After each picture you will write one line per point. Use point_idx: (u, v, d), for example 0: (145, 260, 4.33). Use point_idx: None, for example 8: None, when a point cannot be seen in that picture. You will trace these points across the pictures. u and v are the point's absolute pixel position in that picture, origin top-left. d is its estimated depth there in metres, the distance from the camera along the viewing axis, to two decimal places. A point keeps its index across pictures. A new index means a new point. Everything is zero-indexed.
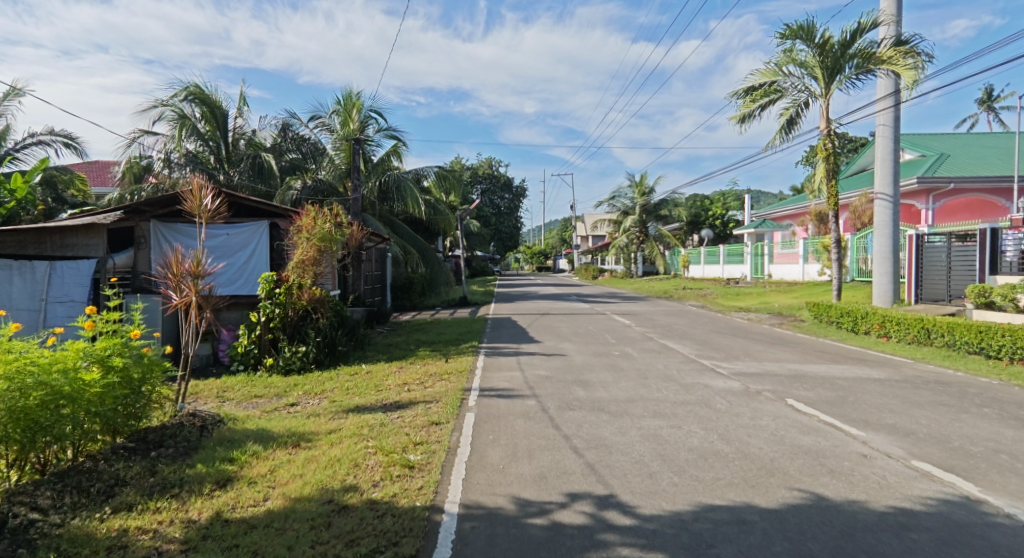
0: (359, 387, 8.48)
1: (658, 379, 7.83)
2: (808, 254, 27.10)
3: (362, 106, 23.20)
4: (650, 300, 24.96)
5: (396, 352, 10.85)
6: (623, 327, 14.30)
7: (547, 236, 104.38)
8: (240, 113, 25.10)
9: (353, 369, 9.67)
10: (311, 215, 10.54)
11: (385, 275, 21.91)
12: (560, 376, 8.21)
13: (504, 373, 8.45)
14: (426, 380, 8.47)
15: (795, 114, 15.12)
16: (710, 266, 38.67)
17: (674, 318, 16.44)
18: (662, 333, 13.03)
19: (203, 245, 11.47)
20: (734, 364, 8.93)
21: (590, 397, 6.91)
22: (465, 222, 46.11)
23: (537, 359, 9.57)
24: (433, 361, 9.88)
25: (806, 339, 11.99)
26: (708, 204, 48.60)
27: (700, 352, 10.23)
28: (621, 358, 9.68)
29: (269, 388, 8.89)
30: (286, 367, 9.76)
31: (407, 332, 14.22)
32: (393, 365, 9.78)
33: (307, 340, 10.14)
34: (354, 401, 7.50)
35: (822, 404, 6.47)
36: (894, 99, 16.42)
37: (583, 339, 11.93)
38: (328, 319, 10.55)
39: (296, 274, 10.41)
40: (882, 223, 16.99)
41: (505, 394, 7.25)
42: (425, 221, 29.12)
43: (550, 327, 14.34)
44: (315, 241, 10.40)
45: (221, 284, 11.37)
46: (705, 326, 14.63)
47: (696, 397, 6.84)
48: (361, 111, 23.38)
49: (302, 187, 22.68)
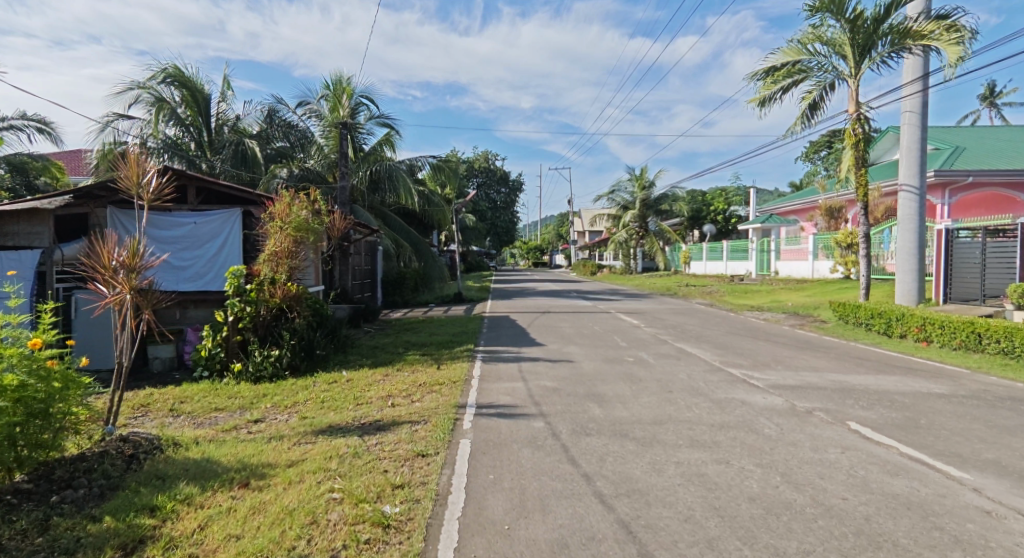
0: (336, 400, 7.29)
1: (685, 393, 6.70)
2: (818, 250, 26.00)
3: (352, 91, 22.04)
4: (654, 298, 23.85)
5: (384, 356, 9.69)
6: (632, 327, 13.14)
7: (543, 231, 103.28)
8: (222, 99, 24.02)
9: (332, 378, 8.50)
10: (286, 200, 9.26)
11: (374, 270, 20.78)
12: (569, 388, 7.06)
13: (503, 385, 7.28)
14: (414, 392, 7.29)
15: (818, 97, 14.27)
16: (713, 262, 37.60)
17: (685, 318, 15.30)
18: (676, 335, 11.89)
19: (167, 235, 10.25)
20: (769, 374, 7.80)
21: (609, 416, 5.76)
22: (461, 217, 44.92)
23: (541, 367, 8.41)
24: (424, 368, 8.71)
25: (837, 344, 10.92)
26: (709, 198, 47.59)
27: (725, 358, 9.10)
28: (636, 365, 8.54)
29: (234, 399, 7.72)
30: (256, 375, 8.59)
31: (398, 332, 13.11)
32: (377, 372, 8.60)
33: (281, 343, 8.95)
34: (327, 419, 6.31)
35: (891, 429, 5.35)
36: (922, 83, 15.75)
37: (590, 342, 10.79)
38: (306, 319, 9.38)
39: (268, 267, 9.17)
40: (908, 216, 16.19)
41: (505, 411, 6.07)
42: (418, 214, 27.97)
43: (552, 327, 13.19)
44: (291, 231, 9.15)
45: (185, 281, 10.21)
46: (721, 327, 13.46)
47: (735, 418, 5.71)
48: (351, 97, 22.18)
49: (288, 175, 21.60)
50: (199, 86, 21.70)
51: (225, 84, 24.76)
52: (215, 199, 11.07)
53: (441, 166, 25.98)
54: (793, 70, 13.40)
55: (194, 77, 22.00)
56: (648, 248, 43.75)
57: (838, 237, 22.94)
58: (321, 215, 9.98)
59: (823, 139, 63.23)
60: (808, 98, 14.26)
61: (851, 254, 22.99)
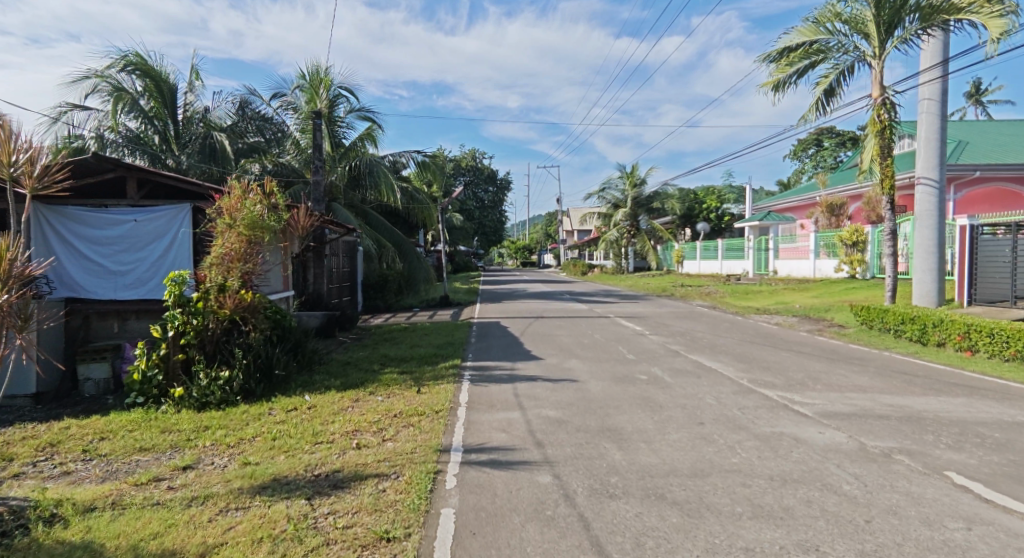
0: (291, 435, 5.94)
1: (721, 426, 5.42)
2: (820, 249, 24.88)
3: (330, 82, 20.76)
4: (652, 300, 22.59)
5: (356, 375, 8.39)
6: (635, 335, 11.86)
7: (531, 231, 102.07)
8: (189, 89, 23.15)
9: (291, 405, 7.17)
10: (236, 192, 7.81)
11: (354, 272, 19.54)
12: (578, 420, 5.76)
13: (495, 416, 5.98)
14: (386, 425, 5.97)
15: (834, 83, 13.12)
16: (707, 261, 36.55)
17: (690, 323, 14.05)
18: (687, 344, 10.62)
19: (107, 234, 8.97)
20: (813, 397, 6.55)
21: (636, 465, 4.47)
22: (447, 216, 43.57)
23: (541, 391, 7.11)
24: (402, 391, 7.37)
25: (869, 353, 9.72)
26: (700, 196, 46.60)
27: (751, 373, 7.86)
28: (653, 386, 7.26)
29: (168, 433, 6.36)
30: (200, 401, 7.25)
31: (378, 342, 11.78)
32: (346, 398, 7.28)
33: (232, 362, 7.62)
34: (273, 467, 4.95)
35: (1004, 480, 4.12)
36: (941, 70, 14.53)
37: (592, 355, 9.51)
38: (263, 333, 8.04)
39: (215, 274, 7.75)
40: (927, 212, 14.94)
41: (499, 458, 4.76)
42: (402, 212, 26.67)
43: (548, 335, 11.89)
44: (242, 230, 7.67)
45: (125, 288, 8.93)
46: (734, 333, 12.20)
47: (795, 463, 4.45)
48: (329, 88, 20.91)
49: (259, 172, 21.01)
50: (163, 76, 20.72)
51: (195, 74, 23.96)
52: (163, 192, 9.66)
53: (427, 163, 24.83)
54: (810, 50, 12.18)
55: (158, 66, 21.02)
56: (640, 247, 42.64)
57: (842, 235, 21.80)
58: (281, 211, 8.47)
59: (811, 136, 62.82)
60: (823, 84, 13.09)
61: (856, 253, 21.82)
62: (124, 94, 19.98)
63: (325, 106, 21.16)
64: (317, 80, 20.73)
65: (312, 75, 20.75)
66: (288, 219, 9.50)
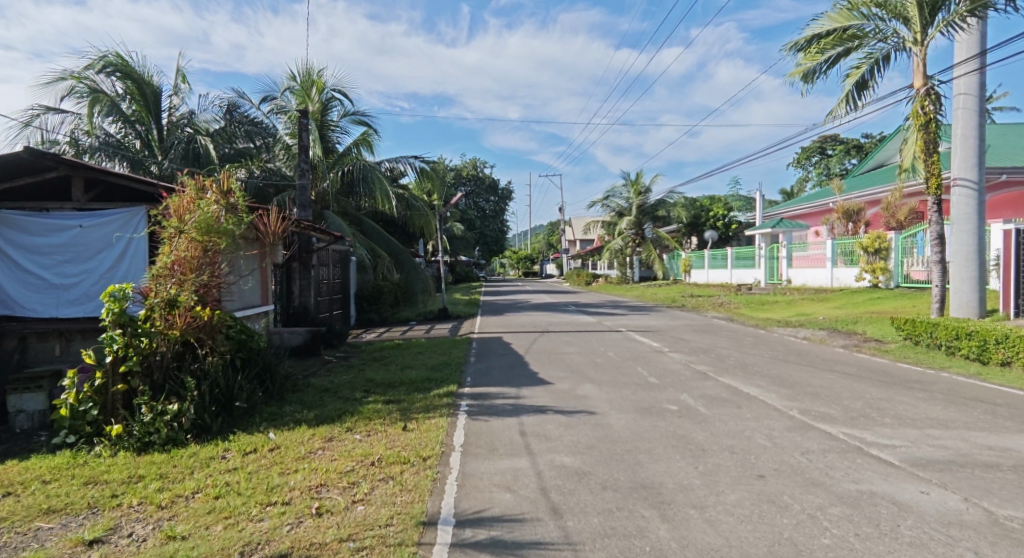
0: (239, 490, 4.74)
1: (788, 481, 4.17)
2: (837, 257, 23.62)
3: (323, 85, 19.91)
4: (663, 311, 21.38)
5: (333, 404, 7.21)
6: (653, 354, 10.63)
7: (533, 241, 101.12)
8: (176, 92, 22.72)
9: (250, 446, 5.99)
10: (188, 192, 6.70)
11: (346, 284, 18.56)
12: (603, 473, 4.50)
13: (498, 467, 4.76)
14: (360, 477, 4.77)
15: (867, 75, 11.79)
16: (716, 271, 35.37)
17: (711, 338, 12.82)
18: (714, 364, 9.36)
19: (50, 242, 8.03)
20: (889, 435, 5.27)
21: (691, 551, 3.22)
22: (448, 226, 42.64)
23: (552, 428, 5.88)
24: (384, 427, 6.17)
25: (926, 374, 8.43)
26: (706, 204, 45.52)
27: (801, 401, 6.58)
28: (686, 419, 6.01)
29: (91, 488, 5.18)
30: (142, 441, 6.09)
31: (366, 363, 10.56)
32: (317, 437, 6.09)
33: (184, 394, 6.46)
34: (202, 546, 3.74)
35: None
36: (979, 62, 12.78)
37: (608, 379, 8.27)
38: (223, 357, 6.90)
39: (162, 287, 6.55)
40: (966, 217, 13.20)
41: (503, 537, 3.53)
42: (399, 221, 25.63)
43: (555, 354, 10.66)
44: (195, 235, 6.60)
45: (68, 304, 7.99)
46: (763, 350, 10.94)
47: (914, 548, 3.18)
48: (323, 91, 20.12)
49: (247, 177, 19.64)
50: (146, 79, 20.35)
51: (181, 77, 23.48)
52: (119, 194, 8.69)
53: (426, 171, 23.77)
54: (843, 36, 11.02)
55: (142, 69, 20.64)
56: (646, 256, 41.54)
57: (862, 242, 20.55)
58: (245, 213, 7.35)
59: (814, 144, 61.95)
60: (854, 76, 11.74)
61: (879, 260, 20.52)
62: (103, 95, 19.63)
63: (319, 110, 20.22)
64: (309, 81, 19.86)
65: (304, 77, 20.00)
66: (256, 221, 8.19)
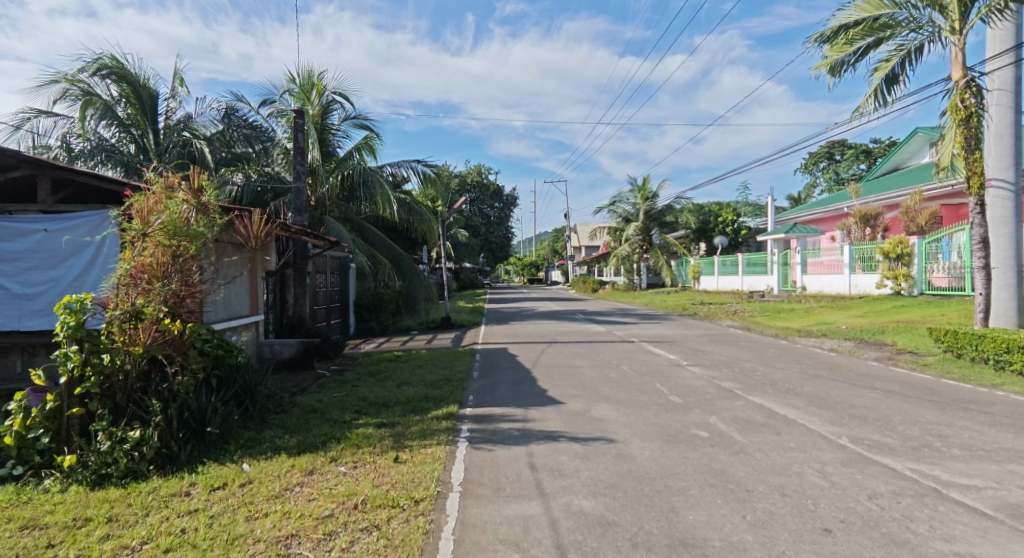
0: (195, 542, 3.99)
1: (862, 540, 3.37)
2: (855, 263, 22.79)
3: (323, 87, 19.28)
4: (675, 319, 20.56)
5: (319, 428, 6.45)
6: (671, 368, 9.82)
7: (539, 247, 100.26)
8: (172, 96, 22.10)
9: (219, 480, 5.24)
10: (153, 191, 5.94)
11: (345, 292, 17.95)
12: (631, 525, 3.73)
13: (505, 515, 3.97)
14: (338, 526, 4.00)
15: (897, 69, 10.92)
16: (726, 277, 34.55)
17: (731, 349, 12.00)
18: (739, 380, 8.55)
19: (10, 247, 7.27)
20: (966, 472, 4.45)
21: None
22: (452, 233, 42.02)
23: (566, 460, 5.09)
24: (374, 458, 5.42)
25: (978, 391, 7.59)
26: (715, 209, 44.70)
27: (848, 426, 5.76)
28: (720, 449, 5.21)
29: (27, 533, 4.43)
30: (98, 473, 5.37)
31: (362, 378, 9.79)
32: (296, 469, 5.34)
33: (148, 418, 5.73)
34: None
35: None
36: (1015, 55, 11.91)
37: (625, 398, 7.46)
38: (195, 377, 6.16)
39: (123, 297, 5.79)
40: (1003, 217, 12.07)
41: None
42: (401, 227, 24.95)
43: (565, 368, 9.86)
44: (161, 239, 5.84)
45: (32, 315, 7.26)
46: (789, 363, 10.12)
47: None
48: (324, 94, 19.49)
49: (243, 182, 18.78)
50: (142, 81, 19.75)
51: (179, 80, 22.88)
52: (93, 196, 8.00)
53: (430, 176, 23.09)
54: (873, 26, 10.21)
55: (137, 71, 20.04)
56: (653, 262, 40.73)
57: (882, 248, 19.80)
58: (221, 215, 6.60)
59: (822, 149, 61.11)
60: (883, 69, 10.88)
61: (901, 267, 19.64)
62: (95, 97, 19.01)
63: (318, 113, 19.56)
64: (309, 83, 19.23)
65: (305, 79, 19.39)
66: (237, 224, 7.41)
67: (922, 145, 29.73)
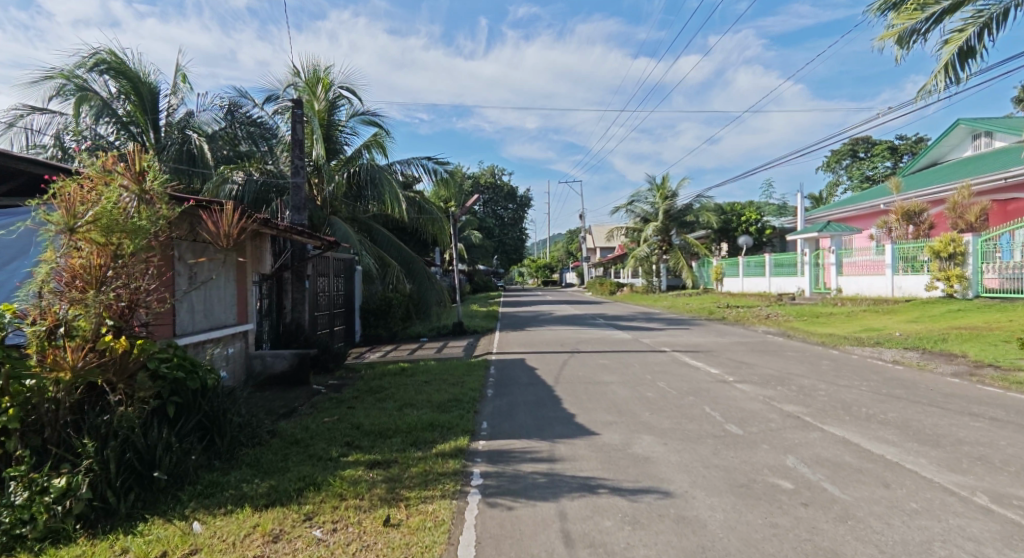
0: None
1: None
2: (898, 264, 21.42)
3: (329, 82, 18.15)
4: (704, 325, 19.23)
5: (298, 468, 5.22)
6: (717, 386, 8.48)
7: (552, 249, 98.86)
8: (173, 92, 21.07)
9: (159, 547, 4.01)
10: (83, 178, 4.75)
11: (349, 296, 16.84)
12: None
13: None
14: None
15: (974, 39, 9.52)
16: (752, 279, 33.05)
17: (778, 362, 10.64)
18: (803, 403, 7.20)
19: None
20: None
21: None
22: (465, 235, 40.84)
23: (614, 528, 3.80)
24: (360, 519, 4.17)
25: None
26: (738, 209, 43.17)
27: (976, 475, 4.43)
28: (818, 511, 3.89)
29: None
30: (10, 535, 4.15)
31: (361, 396, 8.57)
32: (257, 534, 4.08)
33: (80, 462, 4.52)
34: None
35: None
36: None
37: (671, 428, 6.15)
38: (143, 408, 4.93)
39: (53, 308, 4.63)
40: None
41: None
42: (412, 228, 23.79)
43: (593, 387, 8.57)
44: (94, 236, 4.64)
45: None
46: (852, 381, 8.76)
47: None
48: (329, 89, 18.35)
49: (244, 179, 17.61)
50: (142, 77, 18.76)
51: (180, 76, 21.83)
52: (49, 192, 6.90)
53: (445, 178, 21.95)
54: None
55: (136, 66, 19.04)
56: (673, 263, 39.31)
57: (932, 246, 18.52)
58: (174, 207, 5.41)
59: (845, 146, 59.20)
60: (959, 41, 9.51)
61: (954, 267, 18.27)
62: (92, 93, 18.00)
63: (324, 109, 18.41)
64: (315, 77, 18.06)
65: (309, 73, 18.18)
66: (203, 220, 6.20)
67: (964, 138, 28.67)
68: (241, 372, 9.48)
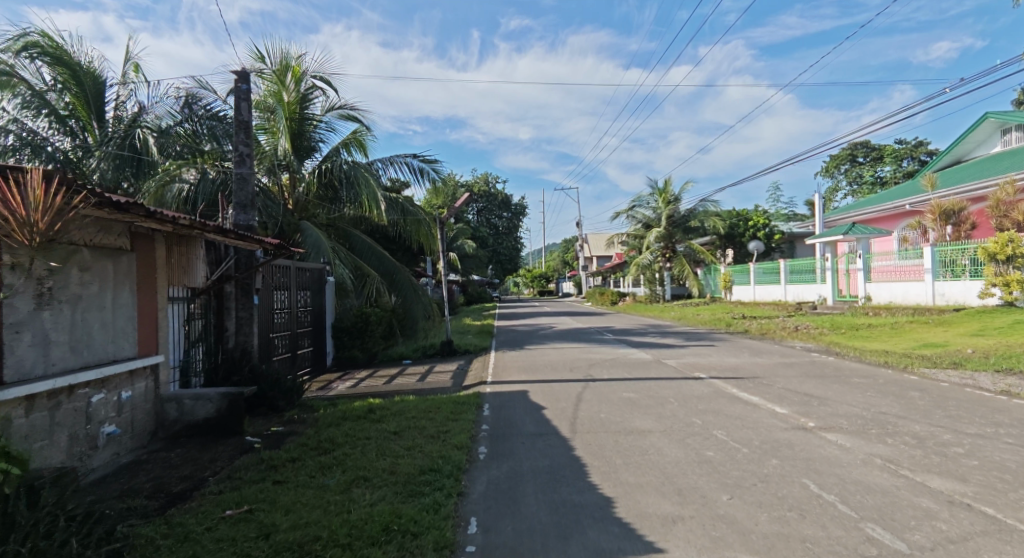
0: None
1: None
2: (938, 268, 19.29)
3: (302, 69, 15.35)
4: (727, 340, 16.89)
5: None
6: (800, 437, 6.07)
7: (547, 259, 96.37)
8: (123, 83, 18.68)
9: None
10: None
11: (319, 311, 14.48)
12: None
13: None
14: None
15: None
16: (765, 287, 30.75)
17: (854, 395, 8.20)
18: (952, 472, 4.80)
19: None
20: None
21: None
22: (458, 244, 38.32)
23: None
24: None
25: None
26: (744, 213, 40.97)
27: None
28: None
29: None
30: None
31: (301, 460, 6.10)
32: None
33: None
34: None
35: None
36: None
37: (779, 535, 3.73)
38: None
39: None
40: None
41: None
42: (395, 234, 21.36)
43: (627, 442, 6.13)
44: None
45: None
46: (982, 427, 6.30)
47: None
48: (303, 79, 15.59)
49: (197, 178, 15.12)
50: (83, 65, 16.46)
51: (132, 66, 19.50)
52: None
53: (438, 183, 19.47)
54: None
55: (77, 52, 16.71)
56: (678, 271, 37.06)
57: (986, 248, 16.26)
58: None
59: (845, 150, 57.00)
60: None
61: (1013, 271, 16.11)
62: (20, 80, 15.44)
63: (296, 102, 15.74)
64: (284, 65, 15.29)
65: (278, 59, 15.34)
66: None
67: (992, 132, 26.68)
68: (146, 422, 6.99)
